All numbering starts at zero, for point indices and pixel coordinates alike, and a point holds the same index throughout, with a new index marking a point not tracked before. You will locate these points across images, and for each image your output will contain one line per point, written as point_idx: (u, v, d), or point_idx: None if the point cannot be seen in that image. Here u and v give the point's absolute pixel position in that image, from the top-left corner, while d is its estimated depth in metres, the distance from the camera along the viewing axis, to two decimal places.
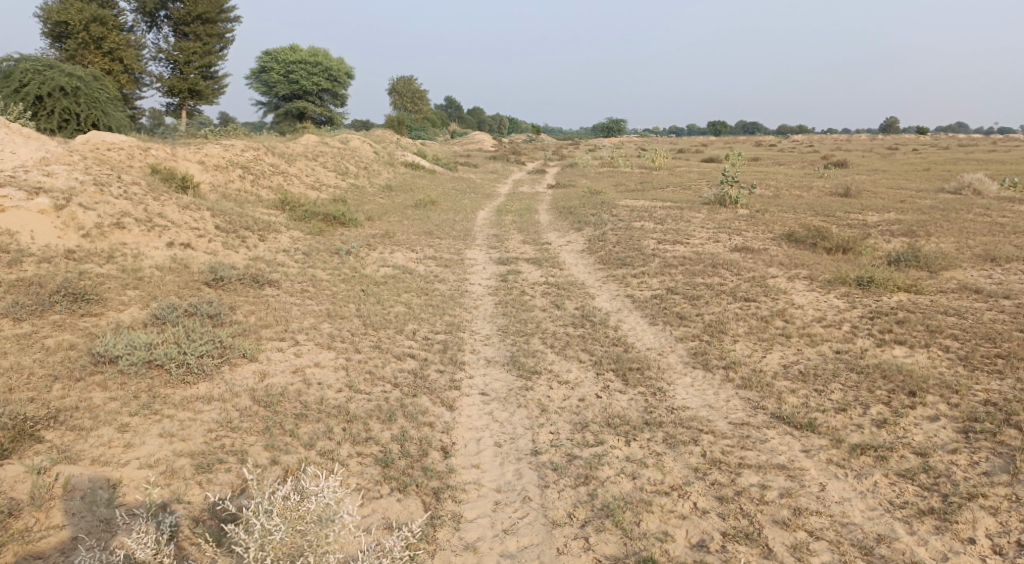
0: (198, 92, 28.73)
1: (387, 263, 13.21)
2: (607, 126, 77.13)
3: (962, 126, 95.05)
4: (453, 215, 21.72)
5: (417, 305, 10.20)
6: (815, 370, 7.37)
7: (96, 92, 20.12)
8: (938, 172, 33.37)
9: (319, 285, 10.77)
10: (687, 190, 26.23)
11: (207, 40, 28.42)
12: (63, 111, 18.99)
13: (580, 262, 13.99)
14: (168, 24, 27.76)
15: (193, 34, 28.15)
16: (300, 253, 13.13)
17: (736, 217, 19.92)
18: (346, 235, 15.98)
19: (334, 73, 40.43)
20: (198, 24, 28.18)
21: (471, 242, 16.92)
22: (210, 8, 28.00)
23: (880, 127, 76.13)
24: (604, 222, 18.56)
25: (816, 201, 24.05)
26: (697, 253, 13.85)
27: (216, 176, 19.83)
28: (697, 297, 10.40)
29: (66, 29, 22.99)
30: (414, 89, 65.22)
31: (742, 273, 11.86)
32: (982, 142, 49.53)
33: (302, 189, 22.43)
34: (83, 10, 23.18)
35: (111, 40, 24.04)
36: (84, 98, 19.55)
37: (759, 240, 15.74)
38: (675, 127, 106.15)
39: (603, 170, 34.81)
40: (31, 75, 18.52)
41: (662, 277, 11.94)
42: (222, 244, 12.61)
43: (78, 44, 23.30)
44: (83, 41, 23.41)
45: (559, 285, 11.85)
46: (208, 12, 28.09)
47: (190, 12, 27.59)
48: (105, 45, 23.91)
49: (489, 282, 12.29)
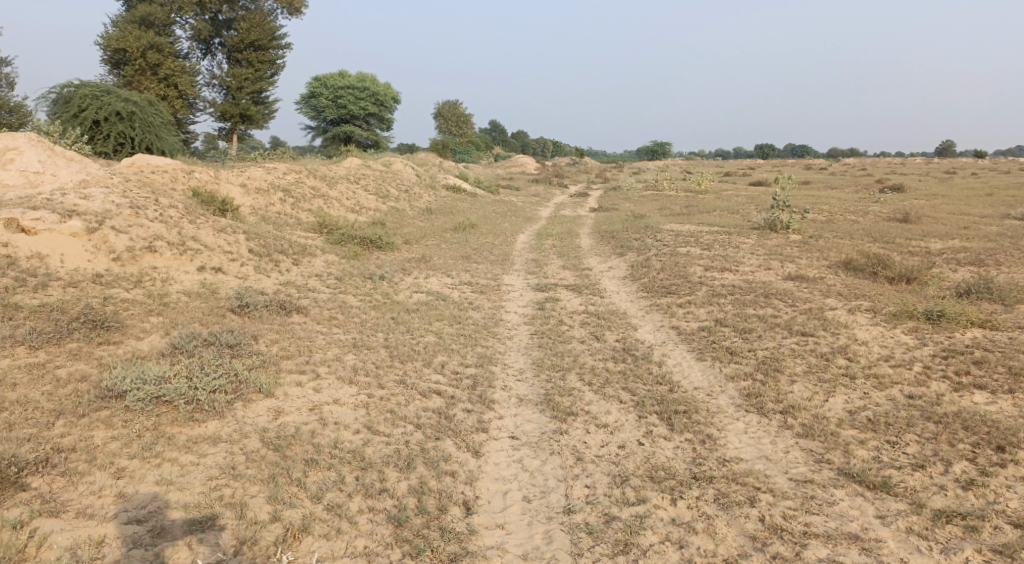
0: (249, 117, 29.10)
1: (420, 289, 12.80)
2: (652, 149, 76.40)
3: (1021, 149, 91.64)
4: (492, 239, 21.32)
5: (448, 335, 9.70)
6: (885, 418, 6.59)
7: (151, 116, 20.38)
8: (1002, 196, 31.78)
9: (347, 312, 10.37)
10: (734, 214, 25.38)
11: (259, 67, 28.86)
12: (119, 135, 19.29)
13: (622, 290, 13.35)
14: (221, 51, 28.34)
15: (245, 60, 28.64)
16: (333, 278, 12.81)
17: (788, 243, 19.03)
18: (382, 259, 15.68)
19: (380, 98, 40.81)
20: (250, 51, 28.67)
21: (510, 267, 16.44)
22: (262, 36, 28.48)
23: (936, 150, 73.72)
24: (648, 247, 17.89)
25: (873, 226, 22.92)
26: (747, 281, 13.07)
27: (257, 199, 19.85)
28: (748, 331, 9.64)
29: (124, 57, 23.56)
30: (459, 113, 65.78)
31: (797, 304, 11.05)
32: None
33: (342, 212, 22.35)
34: (141, 38, 23.73)
35: (167, 67, 24.50)
36: (139, 123, 19.82)
37: (814, 268, 14.88)
38: (720, 150, 104.76)
39: (648, 194, 34.11)
40: (89, 101, 18.90)
41: (710, 308, 11.21)
42: (253, 268, 12.38)
43: (135, 71, 23.83)
44: (140, 68, 23.94)
45: (599, 314, 11.23)
46: (260, 40, 28.58)
47: (242, 41, 28.14)
48: (162, 71, 24.38)
49: (526, 310, 11.74)
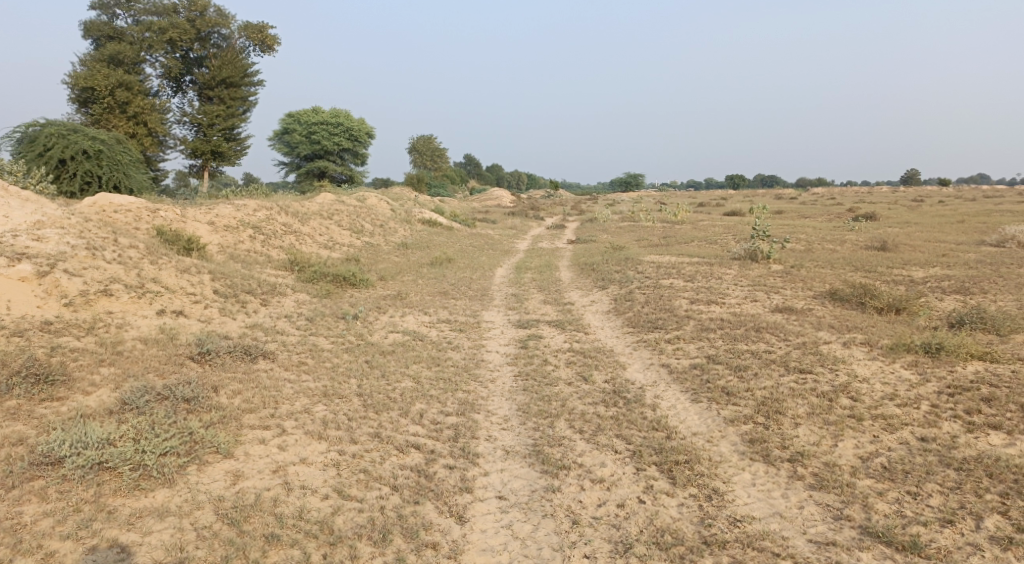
0: (220, 154, 28.44)
1: (396, 329, 12.19)
2: (626, 180, 77.11)
3: (982, 176, 94.14)
4: (470, 274, 20.80)
5: (426, 379, 9.08)
6: (902, 464, 6.12)
7: (118, 154, 19.69)
8: (973, 223, 32.14)
9: (317, 356, 9.72)
10: (712, 244, 25.20)
11: (231, 103, 28.31)
12: (85, 174, 18.58)
13: (606, 325, 12.87)
14: (193, 88, 27.80)
15: (217, 97, 28.09)
16: (303, 319, 12.17)
17: (771, 273, 18.77)
18: (356, 297, 15.05)
19: (354, 133, 40.46)
20: (222, 87, 28.14)
21: (489, 303, 15.90)
22: (234, 72, 28.02)
23: (902, 179, 75.27)
24: (629, 279, 17.49)
25: (852, 255, 22.85)
26: (735, 314, 12.66)
27: (226, 237, 19.15)
28: (743, 368, 9.16)
29: (91, 95, 22.91)
30: (433, 148, 65.71)
31: (790, 339, 10.63)
32: (1011, 193, 48.24)
33: (314, 248, 21.72)
34: (109, 76, 23.12)
35: (136, 105, 23.85)
36: (106, 161, 19.13)
37: (800, 300, 14.54)
38: (693, 182, 106.19)
39: (625, 225, 33.95)
40: (56, 139, 18.22)
41: (700, 344, 10.74)
42: (218, 310, 11.70)
43: (103, 109, 23.16)
44: (108, 106, 23.27)
45: (585, 352, 10.70)
46: (232, 77, 28.10)
47: (214, 77, 27.64)
48: (131, 109, 23.72)
49: (508, 349, 11.17)
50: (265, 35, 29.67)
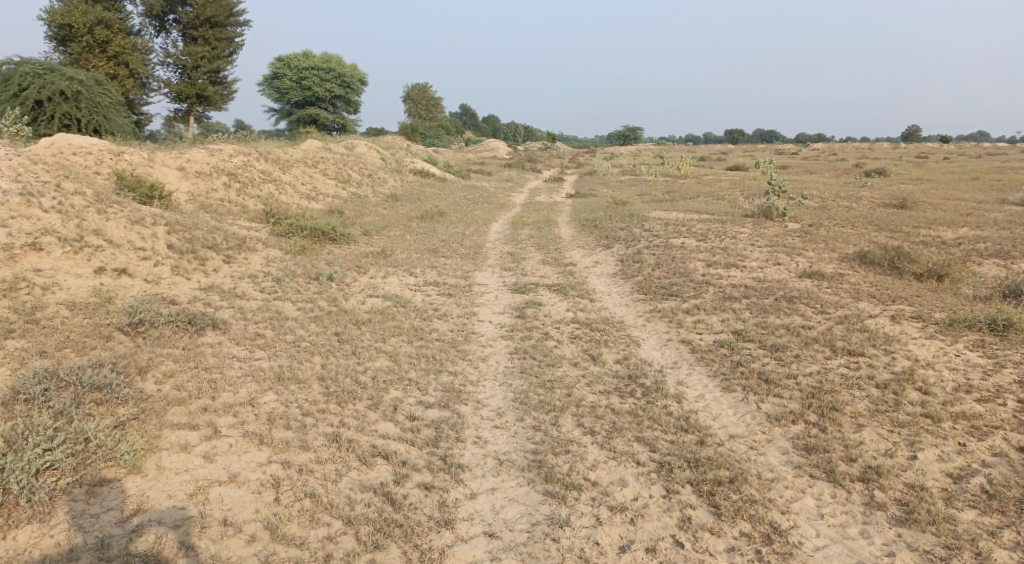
0: (206, 98, 26.47)
1: (375, 292, 10.72)
2: (623, 134, 75.38)
3: (982, 135, 92.54)
4: (462, 228, 19.25)
5: (405, 358, 7.62)
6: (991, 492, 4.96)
7: (98, 96, 17.90)
8: (988, 181, 30.63)
9: (277, 327, 8.24)
10: (720, 200, 23.65)
11: (217, 45, 26.18)
12: (64, 117, 16.90)
13: (614, 291, 11.41)
14: (176, 28, 25.60)
15: (203, 38, 25.95)
16: (269, 280, 10.67)
17: (788, 233, 17.31)
18: (335, 254, 13.54)
19: (347, 80, 38.31)
20: (207, 28, 25.95)
21: (481, 262, 14.40)
22: (220, 12, 25.81)
23: (903, 136, 73.62)
24: (636, 237, 15.98)
25: (871, 213, 21.40)
26: (759, 280, 11.19)
27: (197, 184, 17.47)
28: (782, 348, 7.71)
29: (69, 33, 20.83)
30: (429, 97, 63.35)
31: (829, 311, 9.16)
32: (1017, 151, 46.79)
33: (295, 198, 20.11)
34: (88, 13, 21.01)
35: (117, 44, 21.84)
36: (86, 103, 17.40)
37: (827, 263, 13.09)
38: (691, 137, 104.01)
39: (626, 179, 32.27)
40: (30, 79, 16.41)
41: (725, 316, 9.27)
42: (169, 268, 10.19)
43: (83, 48, 21.13)
44: (88, 45, 21.23)
45: (591, 324, 9.25)
46: (218, 17, 25.90)
47: (198, 17, 25.44)
48: (112, 49, 21.73)
49: (503, 319, 9.71)
50: None
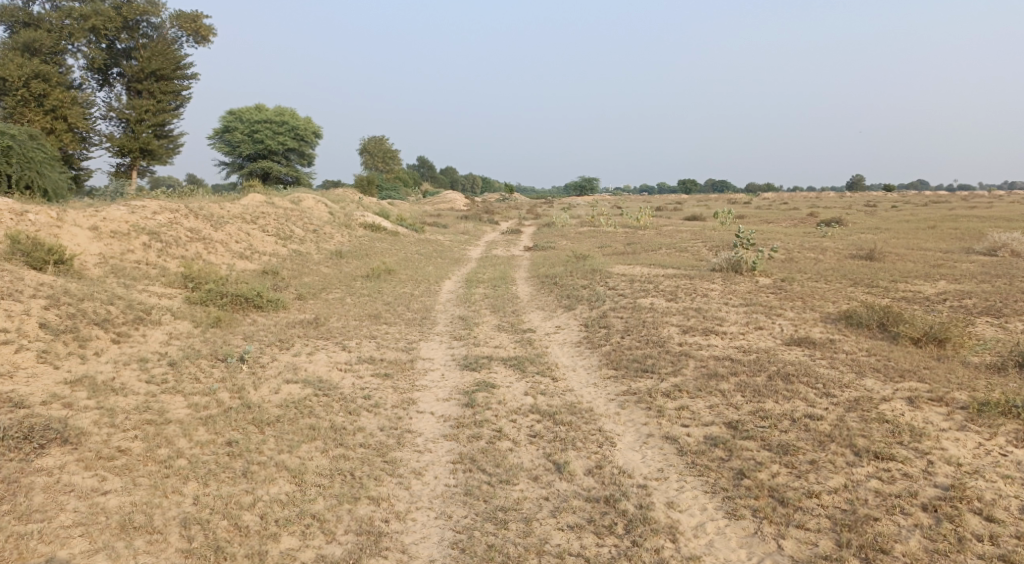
0: (150, 152, 24.43)
1: (293, 376, 8.91)
2: (580, 185, 75.31)
3: (922, 183, 95.39)
4: (410, 288, 17.61)
5: (314, 477, 5.84)
6: None
7: (32, 151, 16.05)
8: (945, 229, 30.41)
9: (148, 438, 6.40)
10: (683, 253, 22.50)
11: (162, 98, 24.35)
12: None
13: (580, 366, 9.80)
14: (120, 82, 23.80)
15: (147, 92, 24.13)
16: (164, 365, 8.79)
17: (761, 289, 16.12)
18: (257, 325, 11.69)
19: (300, 133, 36.79)
20: (152, 81, 24.17)
21: (428, 330, 12.70)
22: (165, 65, 24.10)
23: (848, 184, 75.27)
24: (601, 297, 14.51)
25: (841, 265, 20.50)
26: (744, 351, 9.72)
27: (111, 245, 15.42)
28: (792, 449, 6.17)
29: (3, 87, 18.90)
30: (386, 149, 62.15)
31: (835, 393, 7.69)
32: (956, 199, 47.83)
33: (227, 258, 18.18)
34: (24, 66, 19.18)
35: (55, 98, 19.91)
36: (16, 159, 15.50)
37: (812, 326, 11.80)
38: (644, 189, 105.06)
39: (584, 230, 31.11)
40: None
41: (713, 402, 7.69)
42: (34, 355, 8.25)
43: (17, 102, 19.17)
44: (23, 99, 19.30)
45: (554, 415, 7.58)
46: (164, 70, 24.18)
47: (143, 70, 23.70)
48: (49, 103, 19.77)
49: (447, 408, 7.98)
50: (200, 26, 25.83)
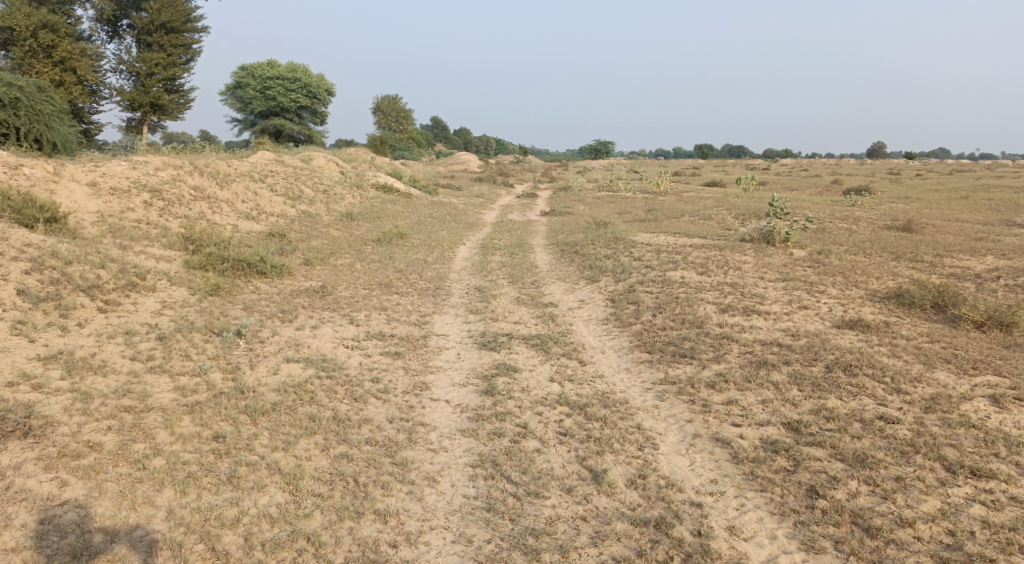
0: (161, 107, 23.45)
1: (294, 354, 8.03)
2: (595, 149, 73.62)
3: (945, 151, 92.55)
4: (423, 254, 16.68)
5: (311, 485, 5.08)
6: None
7: (40, 103, 15.12)
8: (979, 199, 29.02)
9: (123, 430, 5.55)
10: (708, 221, 21.39)
11: (173, 52, 23.23)
12: (1, 126, 14.09)
13: (609, 348, 8.86)
14: (130, 34, 22.67)
15: (157, 45, 22.99)
16: (152, 340, 7.94)
17: (797, 262, 15.05)
18: (258, 294, 10.80)
19: (314, 90, 35.55)
20: (162, 34, 23.01)
21: (442, 301, 11.77)
22: (176, 17, 22.89)
23: (870, 151, 73.16)
24: (627, 269, 13.53)
25: (877, 237, 19.34)
26: (793, 336, 8.73)
27: (110, 203, 14.43)
28: (872, 461, 5.32)
29: (10, 37, 17.79)
30: (400, 109, 60.73)
31: (906, 391, 6.73)
32: (981, 168, 46.22)
33: (232, 219, 17.27)
34: (32, 15, 18.10)
35: (64, 49, 18.83)
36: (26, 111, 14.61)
37: (861, 305, 10.76)
38: (660, 153, 103.02)
39: (603, 195, 29.93)
40: None
41: (767, 397, 6.73)
42: (8, 327, 7.44)
43: (25, 53, 18.18)
44: (31, 50, 18.29)
45: (586, 408, 6.67)
46: (174, 22, 22.96)
47: (152, 22, 22.52)
48: (58, 54, 18.71)
49: (464, 396, 7.09)
50: None
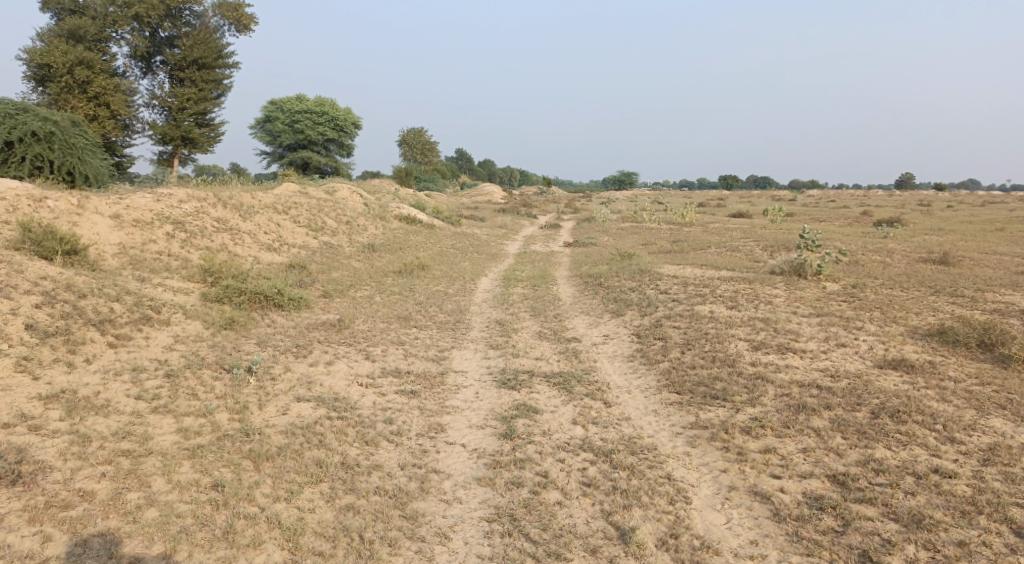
0: (192, 140, 23.67)
1: (306, 392, 7.69)
2: (619, 179, 73.41)
3: (976, 181, 90.89)
4: (444, 286, 16.38)
5: (310, 543, 4.81)
6: None
7: (74, 137, 15.24)
8: (1017, 231, 28.12)
9: (118, 477, 5.21)
10: (736, 253, 20.86)
11: (204, 87, 23.50)
12: (35, 159, 14.22)
13: (635, 387, 8.39)
14: (163, 70, 22.99)
15: (188, 80, 23.28)
16: (160, 377, 7.67)
17: (831, 296, 14.47)
18: (274, 328, 10.53)
19: (341, 123, 35.86)
20: (194, 69, 23.31)
21: (461, 335, 11.40)
22: (208, 53, 23.18)
23: (898, 182, 72.05)
24: (653, 303, 13.07)
25: (913, 270, 18.67)
26: (833, 376, 8.20)
27: (132, 235, 14.31)
28: (930, 522, 4.98)
29: (47, 73, 18.19)
30: (425, 141, 61.20)
31: (961, 440, 6.19)
32: (1015, 199, 45.08)
33: (254, 250, 17.17)
34: (69, 52, 18.40)
35: (99, 85, 19.08)
36: (60, 145, 14.74)
37: (903, 342, 10.17)
38: (684, 184, 102.56)
39: (626, 226, 29.54)
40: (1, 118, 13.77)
41: (808, 445, 6.22)
42: (12, 364, 7.23)
43: (62, 89, 18.44)
44: (67, 86, 18.56)
45: (611, 455, 6.22)
46: (206, 58, 23.26)
47: (185, 58, 22.82)
48: (93, 90, 18.94)
49: (481, 439, 6.67)
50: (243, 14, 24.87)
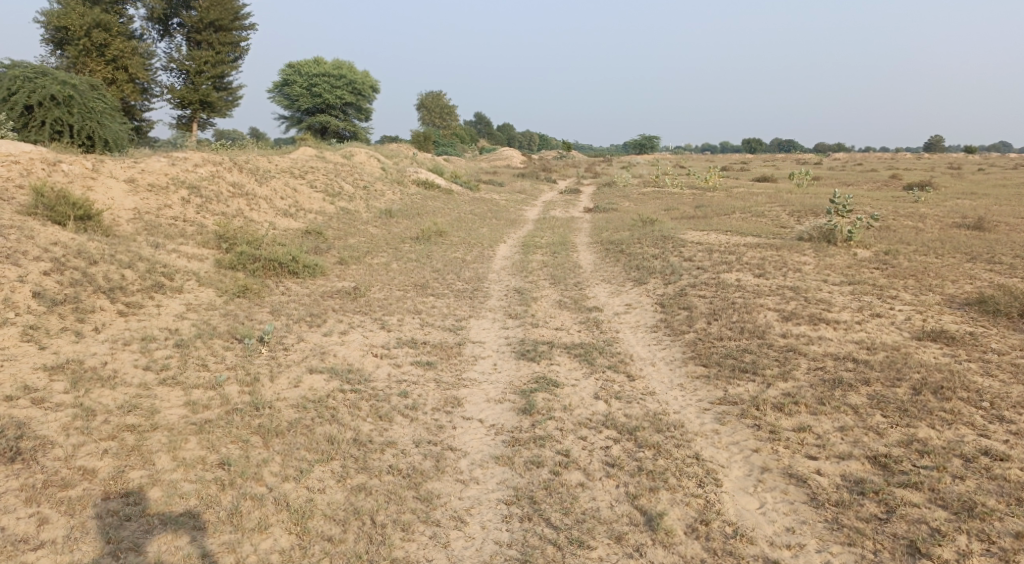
0: (210, 105, 23.30)
1: (318, 363, 7.45)
2: (640, 143, 72.13)
3: (1008, 144, 88.23)
4: (462, 253, 16.07)
5: (321, 527, 4.59)
6: None
7: (93, 101, 14.98)
8: None
9: (121, 453, 5.01)
10: (761, 218, 20.27)
11: (222, 49, 23.05)
12: (55, 124, 14.05)
13: (660, 359, 8.04)
14: (180, 32, 22.57)
15: (206, 43, 22.85)
16: (170, 347, 7.46)
17: (862, 263, 13.95)
18: (288, 296, 10.29)
19: (359, 87, 35.30)
20: (211, 32, 22.85)
21: (479, 304, 11.10)
22: (225, 15, 22.68)
23: (929, 144, 70.08)
24: (678, 270, 12.65)
25: (947, 235, 18.00)
26: (869, 349, 7.80)
27: (148, 200, 14.05)
28: (982, 511, 4.63)
29: (65, 36, 17.90)
30: (443, 104, 60.37)
31: (1011, 419, 5.81)
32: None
33: (270, 215, 16.92)
34: (86, 15, 18.03)
35: (117, 48, 18.74)
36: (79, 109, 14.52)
37: (941, 313, 9.70)
38: (706, 147, 100.73)
39: (648, 191, 28.92)
40: (21, 83, 13.51)
41: (846, 422, 5.87)
42: (19, 334, 7.06)
43: (79, 53, 18.13)
44: (85, 49, 18.24)
45: (636, 432, 5.90)
46: (223, 20, 22.77)
47: (202, 20, 22.35)
48: (111, 53, 18.61)
49: (500, 414, 6.39)
50: None
